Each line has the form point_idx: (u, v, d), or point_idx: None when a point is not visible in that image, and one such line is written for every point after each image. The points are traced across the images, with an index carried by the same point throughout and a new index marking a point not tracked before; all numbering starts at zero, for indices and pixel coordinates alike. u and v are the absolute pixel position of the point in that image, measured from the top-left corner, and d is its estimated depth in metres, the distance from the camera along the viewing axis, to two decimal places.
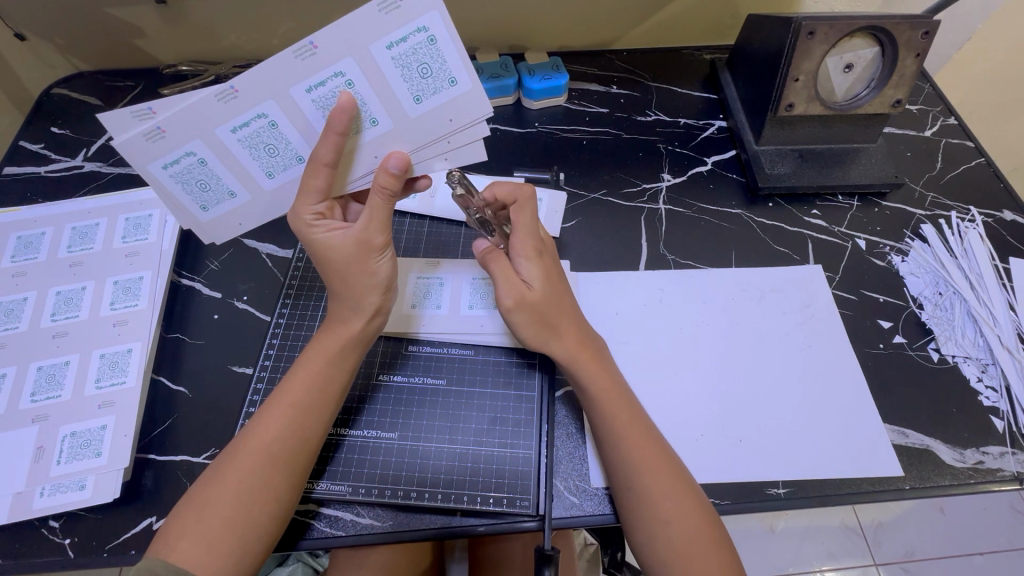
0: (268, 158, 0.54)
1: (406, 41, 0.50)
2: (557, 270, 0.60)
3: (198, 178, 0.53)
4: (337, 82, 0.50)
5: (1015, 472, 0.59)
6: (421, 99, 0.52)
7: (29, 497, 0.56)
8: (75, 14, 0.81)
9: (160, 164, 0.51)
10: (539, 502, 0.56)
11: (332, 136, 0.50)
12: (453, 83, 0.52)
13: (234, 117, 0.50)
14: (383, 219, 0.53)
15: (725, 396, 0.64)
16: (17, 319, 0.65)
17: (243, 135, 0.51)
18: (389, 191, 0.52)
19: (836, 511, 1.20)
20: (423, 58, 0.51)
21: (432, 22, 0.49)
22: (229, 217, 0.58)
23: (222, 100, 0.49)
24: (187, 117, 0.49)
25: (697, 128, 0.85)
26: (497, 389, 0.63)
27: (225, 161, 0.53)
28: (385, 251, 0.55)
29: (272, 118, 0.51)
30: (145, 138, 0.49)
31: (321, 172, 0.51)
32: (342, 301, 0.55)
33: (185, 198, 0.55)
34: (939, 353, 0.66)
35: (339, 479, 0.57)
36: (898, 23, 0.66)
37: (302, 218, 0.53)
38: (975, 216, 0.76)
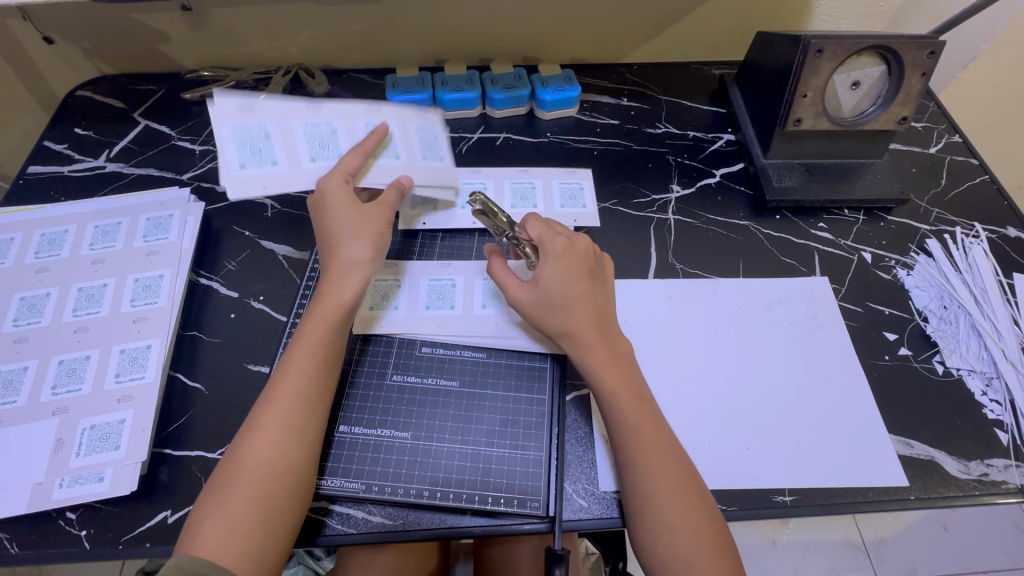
0: (317, 150, 0.66)
1: (431, 129, 0.72)
2: (580, 269, 0.61)
3: (253, 143, 0.64)
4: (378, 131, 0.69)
5: (1019, 484, 0.60)
6: (425, 158, 0.70)
7: (48, 488, 0.57)
8: (103, 19, 0.83)
9: (231, 126, 0.63)
10: (549, 504, 0.57)
11: (360, 153, 0.65)
12: (444, 159, 0.72)
13: (313, 118, 0.66)
14: (382, 215, 0.62)
15: (733, 403, 0.65)
16: (39, 314, 0.66)
17: (309, 130, 0.66)
18: (390, 172, 0.60)
19: (839, 525, 1.20)
20: (436, 138, 0.72)
21: (445, 130, 0.73)
22: (257, 180, 0.63)
23: (311, 110, 0.66)
24: (279, 107, 0.65)
25: (706, 141, 0.86)
26: (509, 393, 0.64)
27: (283, 139, 0.65)
28: (380, 214, 0.59)
29: (336, 129, 0.67)
30: (238, 109, 0.63)
31: (337, 175, 0.62)
32: (336, 270, 0.59)
33: (232, 154, 0.63)
34: (944, 365, 0.67)
35: (353, 476, 0.58)
36: (905, 42, 0.68)
37: (324, 196, 0.62)
38: (979, 231, 0.77)
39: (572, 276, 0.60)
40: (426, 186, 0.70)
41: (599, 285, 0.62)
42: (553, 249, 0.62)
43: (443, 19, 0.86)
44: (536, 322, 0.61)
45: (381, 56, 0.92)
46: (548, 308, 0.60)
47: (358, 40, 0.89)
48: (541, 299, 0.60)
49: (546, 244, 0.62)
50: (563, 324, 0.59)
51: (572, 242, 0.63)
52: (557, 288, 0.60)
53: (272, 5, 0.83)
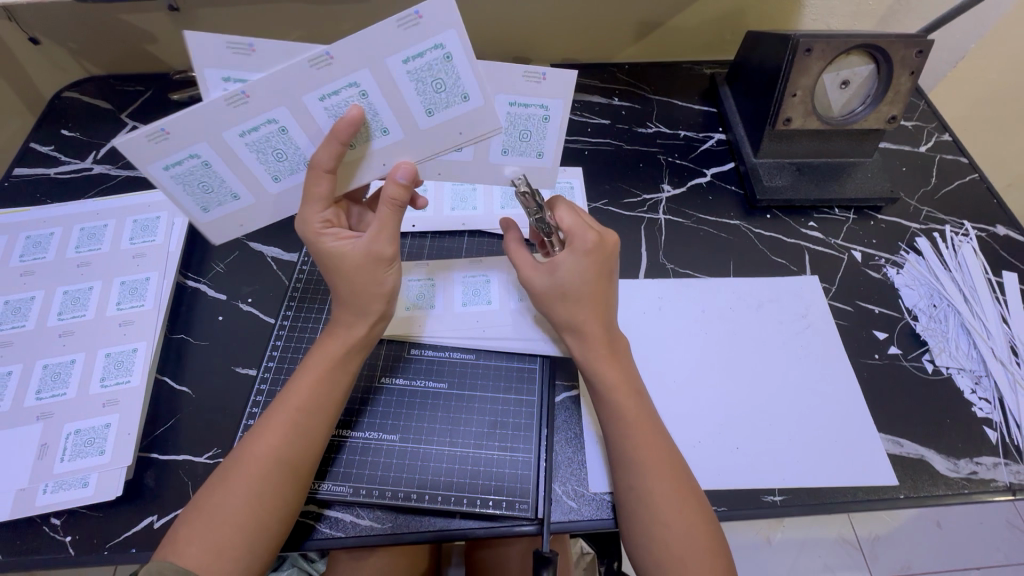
0: (275, 162, 0.54)
1: (421, 57, 0.50)
2: (602, 269, 0.57)
3: (200, 180, 0.53)
4: (350, 92, 0.50)
5: (1007, 482, 0.60)
6: (433, 112, 0.53)
7: (32, 494, 0.56)
8: (89, 20, 0.83)
9: (162, 165, 0.51)
10: (538, 506, 0.57)
11: (334, 145, 0.50)
12: (465, 98, 0.52)
13: (244, 121, 0.50)
14: (392, 231, 0.54)
15: (723, 403, 0.64)
16: (24, 317, 0.66)
17: (250, 139, 0.52)
18: (398, 204, 0.53)
19: (833, 523, 1.20)
20: (438, 74, 0.51)
21: (449, 40, 0.49)
22: (231, 218, 0.58)
23: (232, 104, 0.49)
24: (195, 120, 0.49)
25: (697, 140, 0.86)
26: (498, 395, 0.63)
27: (229, 163, 0.53)
28: (393, 264, 0.56)
29: (282, 123, 0.51)
30: (148, 139, 0.49)
31: (323, 178, 0.51)
32: (346, 306, 0.56)
33: (187, 199, 0.55)
34: (933, 364, 0.67)
35: (342, 480, 0.57)
36: (893, 41, 0.68)
37: (310, 225, 0.53)
38: (969, 230, 0.78)
39: (593, 269, 0.57)
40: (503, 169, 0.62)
41: (613, 286, 0.60)
42: (582, 244, 0.57)
43: None
44: (548, 310, 0.60)
45: None
46: (561, 297, 0.58)
47: (347, 39, 0.88)
48: (555, 289, 0.58)
49: (575, 235, 0.58)
50: (572, 318, 0.58)
51: (604, 239, 0.58)
52: (573, 282, 0.57)
53: (259, 5, 0.82)
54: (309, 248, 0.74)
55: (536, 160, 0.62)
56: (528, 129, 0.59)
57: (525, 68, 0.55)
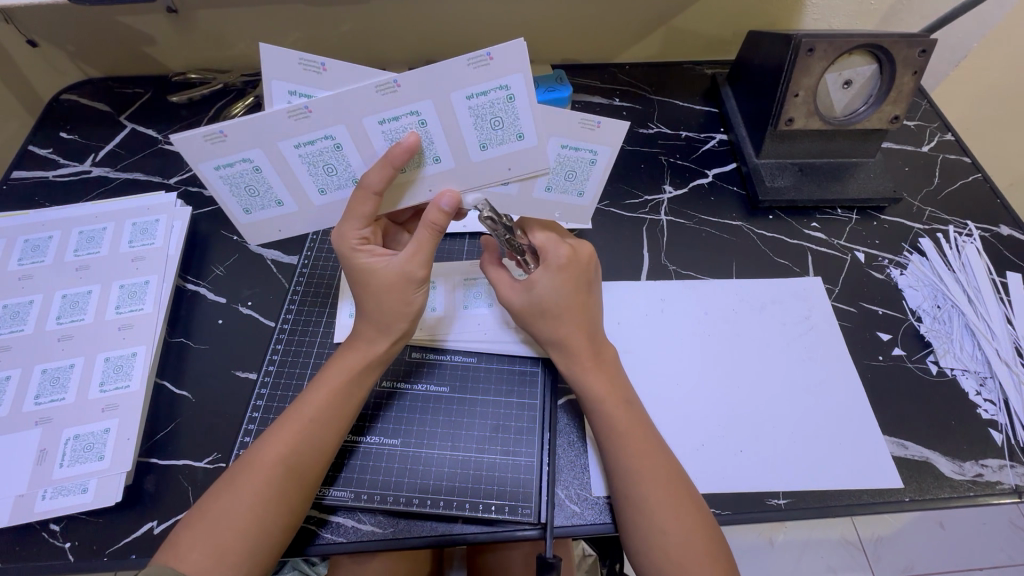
0: (324, 176, 0.54)
1: (485, 95, 0.49)
2: (578, 282, 0.59)
3: (248, 182, 0.53)
4: (410, 120, 0.50)
5: (1014, 485, 0.60)
6: (487, 147, 0.52)
7: (31, 500, 0.56)
8: (87, 22, 0.82)
9: (214, 165, 0.51)
10: (541, 510, 0.56)
11: (386, 168, 0.50)
12: (520, 137, 0.52)
13: (302, 134, 0.50)
14: (428, 254, 0.54)
15: (727, 406, 0.64)
16: (22, 321, 0.65)
17: (305, 152, 0.51)
18: (437, 228, 0.53)
19: (836, 524, 1.20)
20: (497, 112, 0.50)
21: (514, 83, 0.48)
22: (270, 223, 0.58)
23: (293, 117, 0.49)
24: (253, 127, 0.49)
25: (699, 140, 0.86)
26: (499, 398, 0.63)
27: (279, 171, 0.53)
28: (423, 286, 0.55)
29: (338, 141, 0.51)
30: (204, 139, 0.49)
31: (369, 200, 0.51)
32: (369, 321, 0.55)
33: (232, 200, 0.55)
34: (938, 366, 0.67)
35: (343, 485, 0.57)
36: (896, 41, 0.68)
37: (347, 241, 0.54)
38: (972, 230, 0.77)
39: (569, 283, 0.58)
40: (546, 206, 0.61)
41: (592, 297, 0.61)
42: (556, 259, 0.59)
43: (432, 20, 0.86)
44: (528, 326, 0.61)
45: (370, 57, 0.92)
46: (541, 314, 0.59)
47: (347, 40, 0.88)
48: (533, 305, 0.59)
49: (549, 251, 0.60)
50: (555, 333, 0.58)
51: (576, 251, 0.60)
52: (549, 297, 0.58)
53: (259, 7, 0.81)
54: (309, 251, 0.74)
55: (576, 200, 0.61)
56: (575, 169, 0.57)
57: (582, 116, 0.53)
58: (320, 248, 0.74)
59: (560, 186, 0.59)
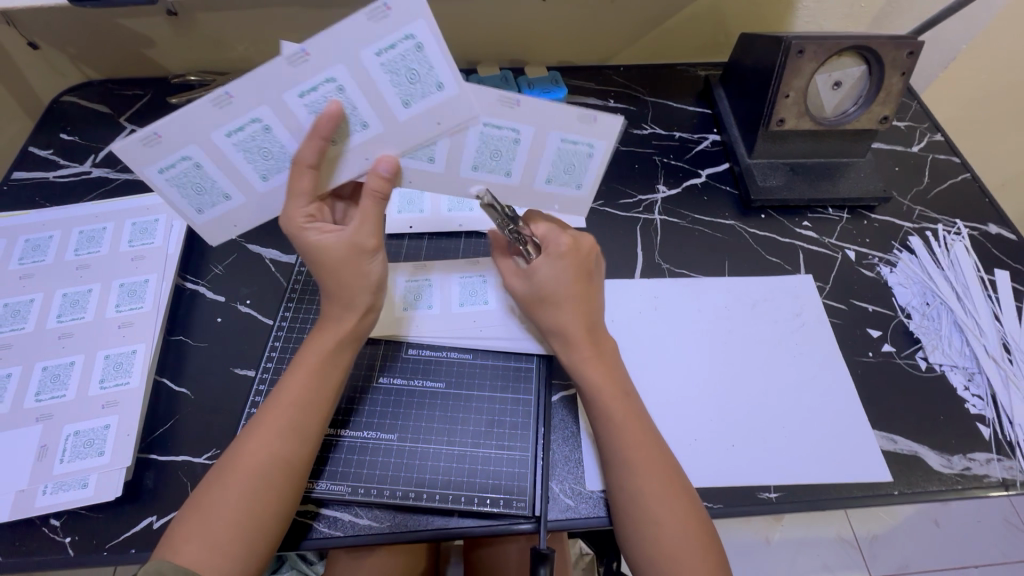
0: (265, 163, 0.55)
1: (393, 48, 0.49)
2: (580, 270, 0.60)
3: (193, 180, 0.55)
4: (327, 87, 0.50)
5: (1000, 478, 0.61)
6: (409, 103, 0.52)
7: (32, 495, 0.56)
8: (88, 25, 0.83)
9: (157, 168, 0.53)
10: (535, 504, 0.57)
11: (315, 140, 0.51)
12: (439, 88, 0.52)
13: (229, 121, 0.51)
14: (375, 224, 0.55)
15: (719, 401, 0.65)
16: (23, 319, 0.66)
17: (237, 140, 0.53)
18: (379, 195, 0.54)
19: (831, 522, 1.20)
20: (410, 64, 0.50)
21: (419, 30, 0.49)
22: (224, 220, 0.59)
23: (217, 105, 0.50)
24: (181, 122, 0.50)
25: (692, 141, 0.87)
26: (495, 393, 0.64)
27: (220, 165, 0.54)
28: (376, 254, 0.56)
29: (265, 122, 0.52)
30: (141, 143, 0.50)
31: (304, 174, 0.52)
32: (333, 300, 0.57)
33: (182, 201, 0.56)
34: (927, 362, 0.68)
35: (340, 479, 0.58)
36: (884, 42, 0.69)
37: (293, 219, 0.54)
38: (961, 228, 0.78)
39: (571, 271, 0.59)
40: (474, 185, 0.61)
41: (594, 286, 0.61)
42: (557, 248, 0.60)
43: None
44: (531, 314, 0.63)
45: None
46: (541, 302, 0.60)
47: None
48: (534, 293, 0.61)
49: (550, 241, 0.61)
50: (556, 320, 0.59)
51: (577, 242, 0.61)
52: (551, 284, 0.59)
53: (257, 10, 0.82)
54: None
55: (575, 192, 0.63)
56: (499, 150, 0.58)
57: (581, 110, 0.56)
58: None
59: (486, 168, 0.59)
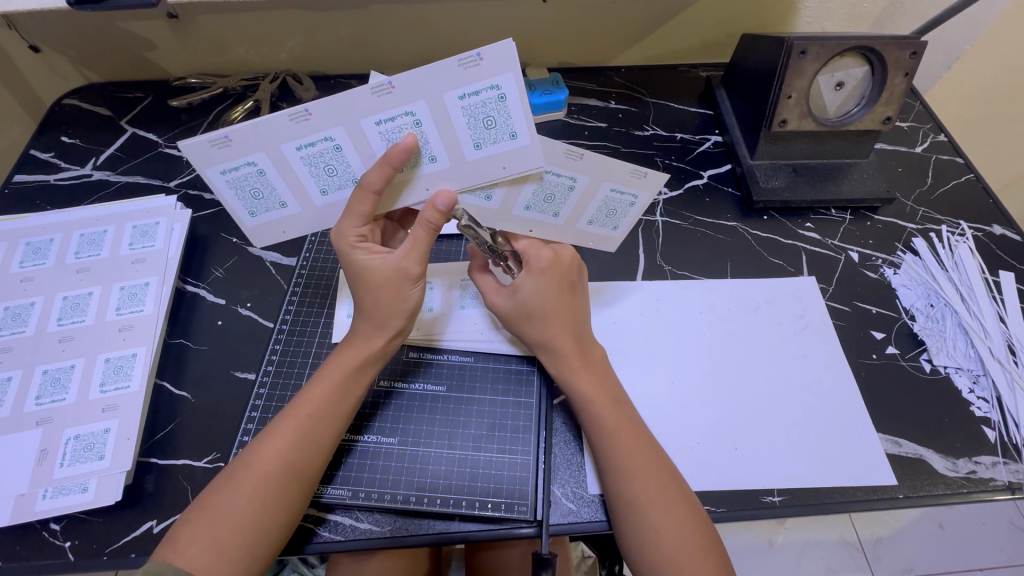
0: (326, 177, 0.54)
1: (477, 94, 0.49)
2: (561, 284, 0.60)
3: (254, 186, 0.54)
4: (405, 120, 0.50)
5: (1006, 481, 0.60)
6: (480, 146, 0.52)
7: (32, 499, 0.56)
8: (88, 28, 0.83)
9: (220, 169, 0.51)
10: (537, 508, 0.57)
11: (385, 167, 0.50)
12: (513, 137, 0.52)
13: (302, 136, 0.50)
14: (424, 251, 0.55)
15: (722, 404, 0.64)
16: (24, 323, 0.66)
17: (305, 154, 0.52)
18: (433, 227, 0.53)
19: (835, 525, 1.20)
20: (489, 111, 0.50)
21: (505, 82, 0.49)
22: (275, 225, 0.59)
23: (295, 120, 0.49)
24: (257, 131, 0.49)
25: (694, 142, 0.87)
26: (497, 397, 0.63)
27: (284, 174, 0.53)
28: (419, 282, 0.56)
29: (337, 142, 0.51)
30: (212, 144, 0.49)
31: (367, 199, 0.52)
32: (367, 317, 0.56)
33: (237, 203, 0.55)
34: (931, 364, 0.67)
35: (341, 483, 0.57)
36: (887, 43, 0.69)
37: (344, 238, 0.54)
38: (965, 229, 0.78)
39: (555, 286, 0.59)
40: (524, 223, 0.62)
41: (577, 300, 0.61)
42: (538, 263, 0.60)
43: (429, 23, 0.86)
44: (516, 329, 0.62)
45: (368, 61, 0.93)
46: (526, 318, 0.60)
47: (345, 45, 0.89)
48: (518, 309, 0.60)
49: (531, 256, 0.61)
50: (543, 334, 0.59)
51: (558, 254, 0.61)
52: (535, 300, 0.59)
53: (257, 13, 0.82)
54: (308, 251, 0.74)
55: (610, 232, 0.66)
56: (555, 193, 0.58)
57: (633, 168, 0.57)
58: (319, 248, 0.75)
59: (538, 208, 0.60)
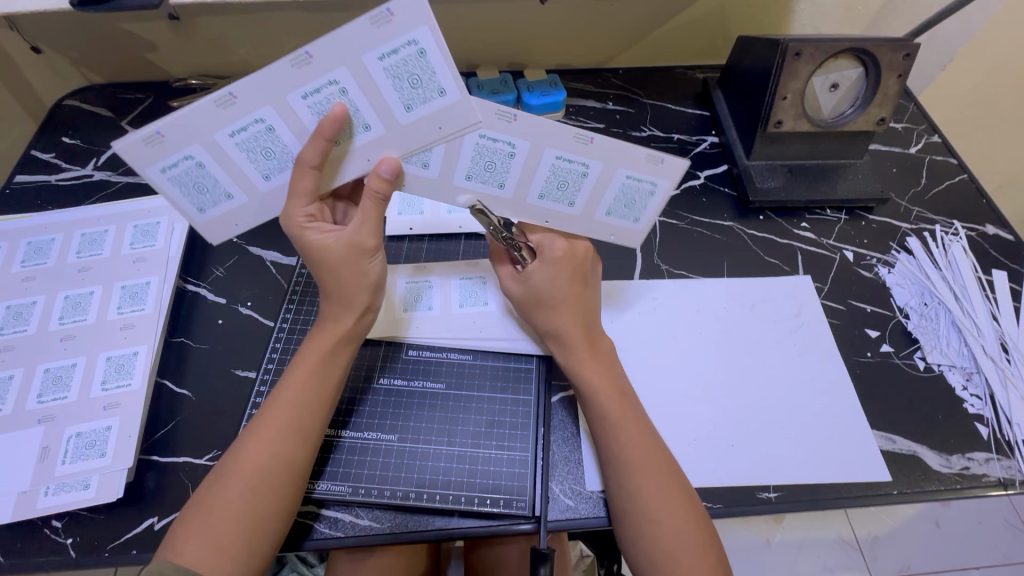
0: (265, 162, 0.55)
1: (397, 53, 0.49)
2: (574, 274, 0.60)
3: (196, 180, 0.54)
4: (331, 90, 0.50)
5: (999, 477, 0.61)
6: (411, 107, 0.52)
7: (34, 496, 0.57)
8: (89, 29, 0.84)
9: (161, 167, 0.52)
10: (535, 504, 0.57)
11: (319, 141, 0.51)
12: (442, 93, 0.52)
13: (233, 121, 0.51)
14: (375, 225, 0.55)
15: (719, 402, 0.65)
16: (25, 321, 0.66)
17: (239, 140, 0.52)
18: (380, 197, 0.54)
19: (832, 523, 1.21)
20: (412, 70, 0.50)
21: (422, 37, 0.48)
22: (225, 219, 0.59)
23: (221, 105, 0.50)
24: (186, 120, 0.50)
25: (691, 143, 0.88)
26: (495, 393, 0.64)
27: (224, 164, 0.53)
28: (376, 254, 0.56)
29: (269, 122, 0.52)
30: (145, 142, 0.49)
31: (307, 175, 0.52)
32: (333, 298, 0.57)
33: (184, 199, 0.55)
34: (925, 362, 0.68)
35: (340, 479, 0.58)
36: (880, 45, 0.70)
37: (293, 219, 0.54)
38: (958, 229, 0.79)
39: (566, 274, 0.60)
40: (537, 214, 0.62)
41: (589, 289, 0.62)
42: (551, 252, 0.61)
43: None
44: (528, 318, 0.63)
45: None
46: (536, 305, 0.61)
47: None
48: (529, 296, 0.61)
49: (544, 246, 0.62)
50: (550, 323, 0.60)
51: (573, 247, 0.61)
52: (546, 288, 0.60)
53: (257, 14, 0.83)
54: None
55: (631, 226, 0.63)
56: (566, 180, 0.59)
57: (647, 151, 0.56)
58: None
59: (479, 177, 0.59)
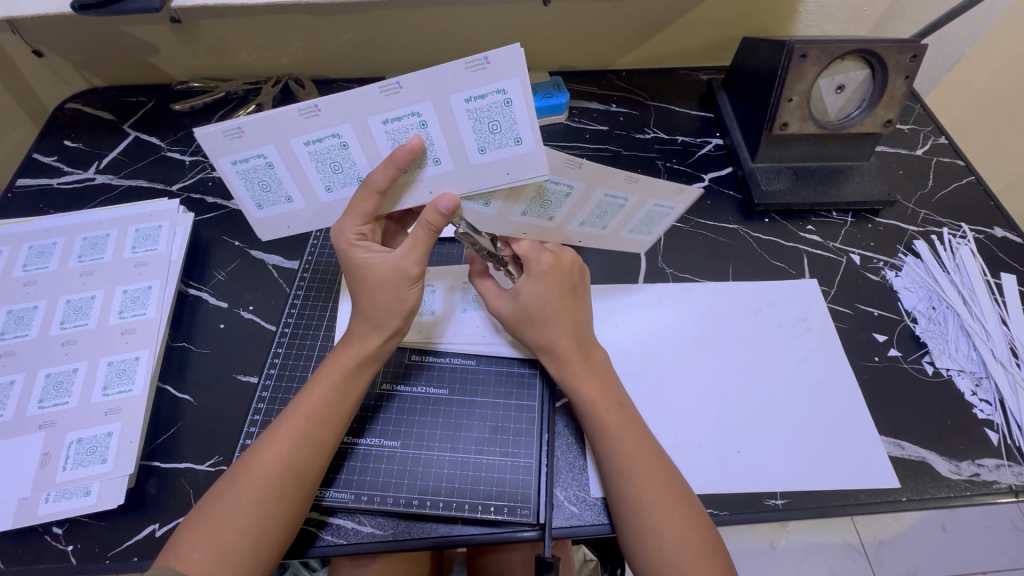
0: (262, 193, 0.56)
1: (399, 120, 0.50)
2: (562, 287, 0.60)
3: (262, 179, 0.54)
4: (411, 120, 0.50)
5: (1010, 484, 0.60)
6: (484, 150, 0.52)
7: (35, 503, 0.56)
8: (91, 33, 0.83)
9: (231, 159, 0.52)
10: (540, 511, 0.57)
11: (390, 168, 0.51)
12: (517, 141, 0.52)
13: (236, 152, 0.51)
14: (423, 251, 0.55)
15: (724, 407, 0.64)
16: (26, 326, 0.66)
17: (241, 169, 0.53)
18: (432, 228, 0.53)
19: (837, 527, 1.20)
20: (494, 116, 0.50)
21: (511, 86, 0.49)
22: (279, 219, 0.59)
23: (228, 138, 0.50)
24: (267, 125, 0.50)
25: (695, 145, 0.87)
26: (499, 400, 0.63)
27: (291, 169, 0.53)
28: (418, 283, 0.56)
29: (344, 139, 0.52)
30: (225, 135, 0.49)
31: (370, 198, 0.52)
32: (363, 317, 0.57)
33: (245, 194, 0.55)
34: (933, 366, 0.67)
35: (343, 486, 0.58)
36: (888, 46, 0.69)
37: (344, 234, 0.55)
38: (966, 232, 0.78)
39: (557, 289, 0.60)
40: (574, 235, 0.66)
41: (579, 300, 0.62)
42: (538, 266, 0.60)
43: (431, 28, 0.87)
44: (516, 334, 0.62)
45: (370, 65, 0.93)
46: (528, 322, 0.60)
47: (347, 49, 0.89)
48: (520, 314, 0.60)
49: (531, 259, 0.61)
50: (544, 338, 0.59)
51: (559, 257, 0.62)
52: (535, 304, 0.59)
53: (260, 17, 0.83)
54: (311, 253, 0.75)
55: (645, 239, 0.70)
56: (607, 212, 0.63)
57: (681, 189, 0.59)
58: (322, 247, 0.75)
59: (534, 213, 0.61)
